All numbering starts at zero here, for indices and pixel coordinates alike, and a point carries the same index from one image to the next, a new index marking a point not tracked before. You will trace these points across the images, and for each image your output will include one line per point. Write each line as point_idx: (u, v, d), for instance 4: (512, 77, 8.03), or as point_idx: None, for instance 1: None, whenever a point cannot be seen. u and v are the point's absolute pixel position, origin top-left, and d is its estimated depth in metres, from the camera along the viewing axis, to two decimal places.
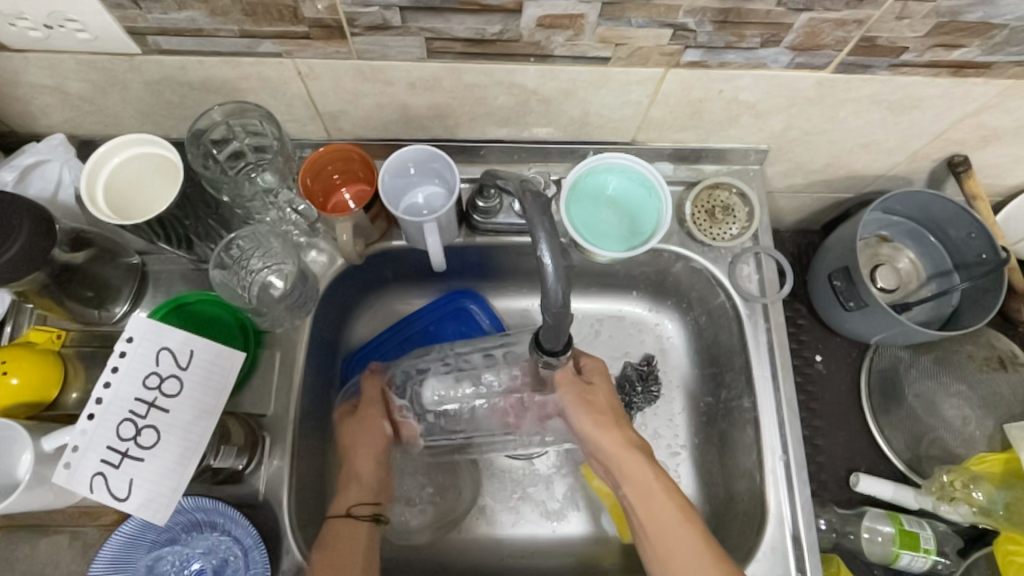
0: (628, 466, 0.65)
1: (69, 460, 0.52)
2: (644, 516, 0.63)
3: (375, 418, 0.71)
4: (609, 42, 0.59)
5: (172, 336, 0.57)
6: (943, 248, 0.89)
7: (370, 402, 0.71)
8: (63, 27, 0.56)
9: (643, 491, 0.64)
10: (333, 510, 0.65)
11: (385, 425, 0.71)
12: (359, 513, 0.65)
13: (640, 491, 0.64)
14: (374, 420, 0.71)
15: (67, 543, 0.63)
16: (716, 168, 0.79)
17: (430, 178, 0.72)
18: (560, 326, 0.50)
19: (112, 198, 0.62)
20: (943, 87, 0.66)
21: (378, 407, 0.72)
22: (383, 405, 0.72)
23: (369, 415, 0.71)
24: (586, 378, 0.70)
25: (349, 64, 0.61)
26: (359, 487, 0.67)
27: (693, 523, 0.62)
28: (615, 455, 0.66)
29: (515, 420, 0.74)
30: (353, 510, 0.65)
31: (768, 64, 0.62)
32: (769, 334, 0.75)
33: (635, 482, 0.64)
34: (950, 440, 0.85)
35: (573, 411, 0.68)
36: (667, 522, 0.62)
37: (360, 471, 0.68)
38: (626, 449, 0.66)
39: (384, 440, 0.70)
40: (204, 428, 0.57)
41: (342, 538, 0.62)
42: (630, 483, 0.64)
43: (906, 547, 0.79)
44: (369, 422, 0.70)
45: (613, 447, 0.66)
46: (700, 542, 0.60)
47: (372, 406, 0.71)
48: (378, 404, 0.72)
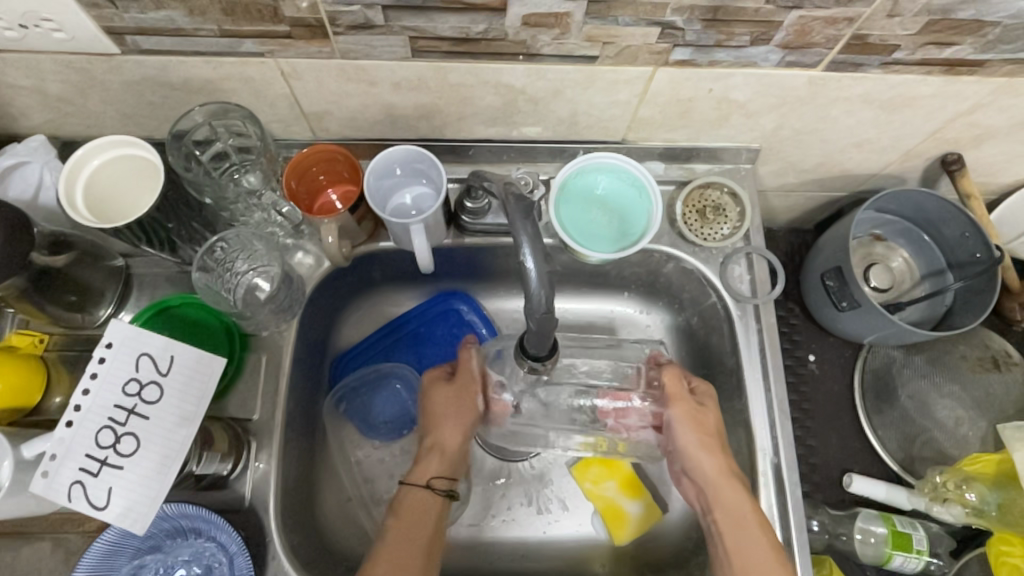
0: (725, 494, 0.64)
1: (46, 469, 0.51)
2: (731, 548, 0.62)
3: (468, 393, 0.69)
4: (596, 41, 0.58)
5: (152, 342, 0.57)
6: (937, 247, 0.88)
7: (466, 375, 0.70)
8: (38, 27, 0.55)
9: (734, 521, 0.62)
10: (413, 478, 0.66)
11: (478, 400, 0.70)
12: (436, 486, 0.66)
13: (732, 521, 0.63)
14: (468, 394, 0.69)
15: (49, 550, 0.62)
16: (707, 167, 0.78)
17: (417, 178, 0.71)
18: (544, 332, 0.50)
19: (91, 202, 0.61)
20: (935, 85, 0.65)
21: (474, 379, 0.70)
22: (480, 381, 0.70)
23: (464, 387, 0.69)
24: (697, 399, 0.69)
25: (333, 63, 0.60)
26: (441, 457, 0.67)
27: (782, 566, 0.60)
28: (712, 479, 0.65)
29: (616, 424, 0.72)
30: (431, 481, 0.66)
31: (758, 63, 0.62)
32: (761, 335, 0.74)
33: (731, 510, 0.63)
34: (943, 440, 0.85)
35: (680, 429, 0.67)
36: (755, 559, 0.60)
37: (446, 442, 0.68)
38: (727, 476, 0.65)
39: (474, 415, 0.69)
40: (185, 436, 0.56)
41: (411, 514, 0.63)
42: (723, 511, 0.63)
43: (897, 548, 0.79)
44: (465, 395, 0.69)
45: (712, 472, 0.65)
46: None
47: (468, 379, 0.69)
48: (475, 378, 0.70)
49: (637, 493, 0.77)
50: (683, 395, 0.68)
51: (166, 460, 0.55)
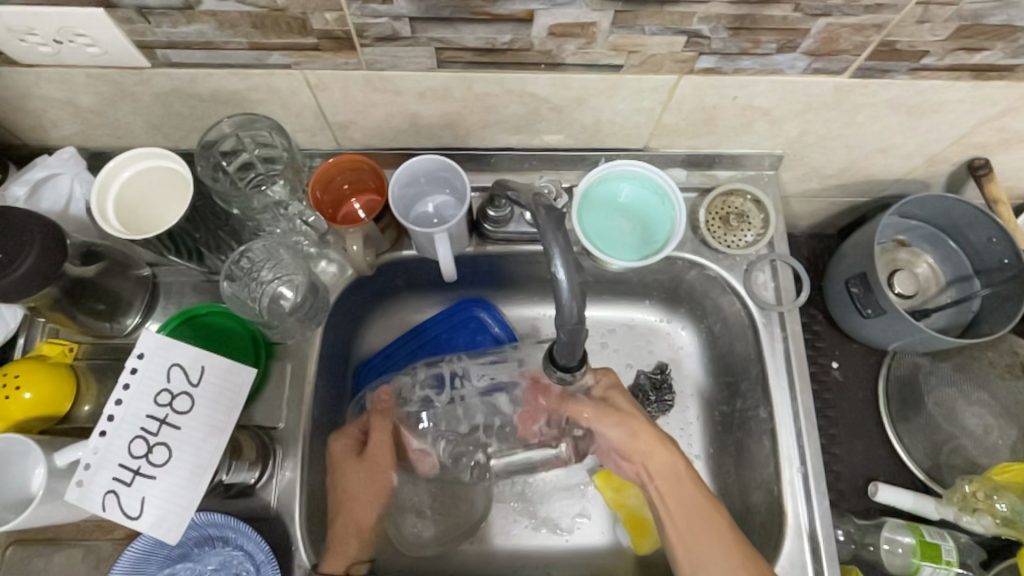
0: (655, 461, 0.68)
1: (81, 478, 0.52)
2: (676, 510, 0.65)
3: (381, 467, 0.70)
4: (621, 50, 0.58)
5: (183, 352, 0.57)
6: (963, 253, 0.87)
7: (382, 449, 0.71)
8: (72, 42, 0.55)
9: (676, 483, 0.66)
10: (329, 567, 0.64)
11: (391, 476, 0.71)
12: (355, 572, 0.65)
13: (669, 482, 0.67)
14: (382, 466, 0.70)
15: (81, 556, 0.63)
16: (730, 174, 0.78)
17: (440, 187, 0.71)
18: (575, 342, 0.50)
19: (122, 212, 0.62)
20: (965, 90, 0.64)
21: (388, 452, 0.71)
22: (393, 452, 0.71)
23: (376, 466, 0.70)
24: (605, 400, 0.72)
25: (358, 74, 0.61)
26: (356, 538, 0.66)
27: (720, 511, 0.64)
28: (646, 451, 0.68)
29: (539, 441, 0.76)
30: (351, 567, 0.65)
31: (785, 70, 0.61)
32: (786, 343, 0.73)
33: (669, 474, 0.67)
34: (972, 449, 0.84)
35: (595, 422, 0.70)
36: (700, 514, 0.64)
37: (362, 522, 0.68)
38: (658, 443, 0.68)
39: (386, 485, 0.70)
40: (216, 445, 0.57)
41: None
42: (664, 477, 0.67)
43: (927, 559, 0.77)
44: (376, 476, 0.70)
45: (647, 444, 0.69)
46: (726, 532, 0.62)
47: (379, 454, 0.70)
48: (387, 449, 0.71)
49: None
50: (617, 384, 0.73)
51: (197, 470, 0.55)
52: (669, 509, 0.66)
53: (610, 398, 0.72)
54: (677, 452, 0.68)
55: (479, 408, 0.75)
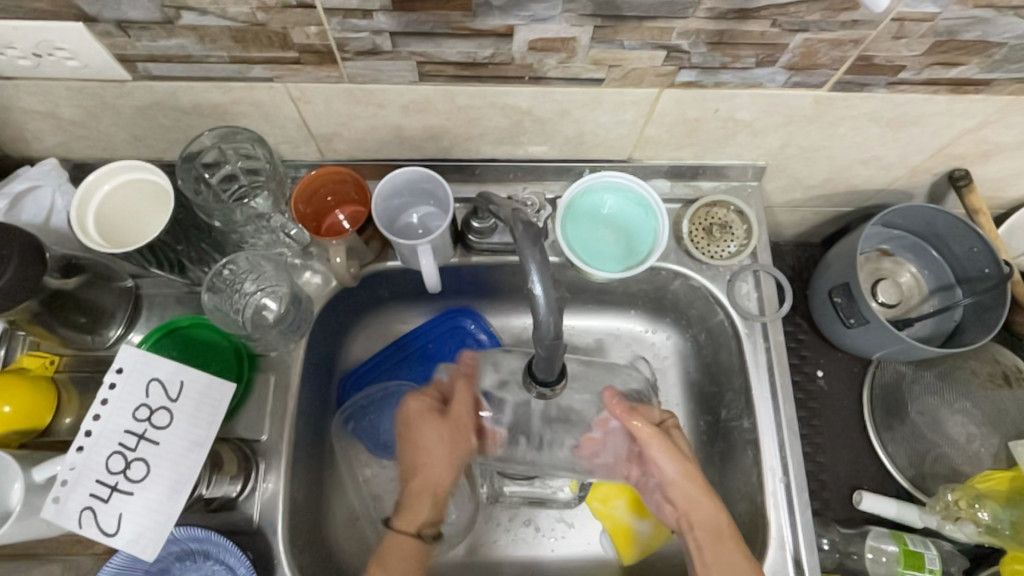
0: (697, 509, 0.64)
1: (58, 494, 0.53)
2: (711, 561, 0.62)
3: (461, 433, 0.70)
4: (602, 64, 0.58)
5: (162, 367, 0.58)
6: (945, 263, 0.87)
7: (461, 407, 0.70)
8: (52, 55, 0.55)
9: (716, 536, 0.63)
10: (400, 526, 0.67)
11: (471, 441, 0.71)
12: (424, 533, 0.67)
13: (709, 535, 0.63)
14: (462, 435, 0.71)
15: (59, 571, 0.62)
16: (714, 185, 0.78)
17: (424, 199, 0.71)
18: (553, 356, 0.50)
19: (103, 226, 0.62)
20: (942, 104, 0.65)
21: (469, 416, 0.71)
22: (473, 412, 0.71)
23: (456, 424, 0.70)
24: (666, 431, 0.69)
25: (341, 87, 0.61)
26: (429, 501, 0.69)
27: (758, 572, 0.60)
28: (694, 498, 0.65)
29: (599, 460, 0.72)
30: (422, 530, 0.67)
31: (765, 83, 0.62)
32: (769, 354, 0.74)
33: (709, 524, 0.63)
34: (954, 457, 0.84)
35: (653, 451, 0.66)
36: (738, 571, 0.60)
37: (434, 483, 0.69)
38: (700, 493, 0.65)
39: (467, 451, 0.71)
40: (194, 461, 0.57)
41: (398, 558, 0.64)
42: (705, 528, 0.63)
43: (910, 568, 0.77)
44: (456, 443, 0.70)
45: (694, 489, 0.65)
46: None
47: (464, 410, 0.70)
48: (469, 412, 0.71)
49: (645, 513, 0.76)
50: (682, 425, 0.70)
51: (174, 486, 0.56)
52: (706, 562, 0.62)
53: (672, 434, 0.68)
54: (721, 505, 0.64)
55: (522, 414, 0.70)
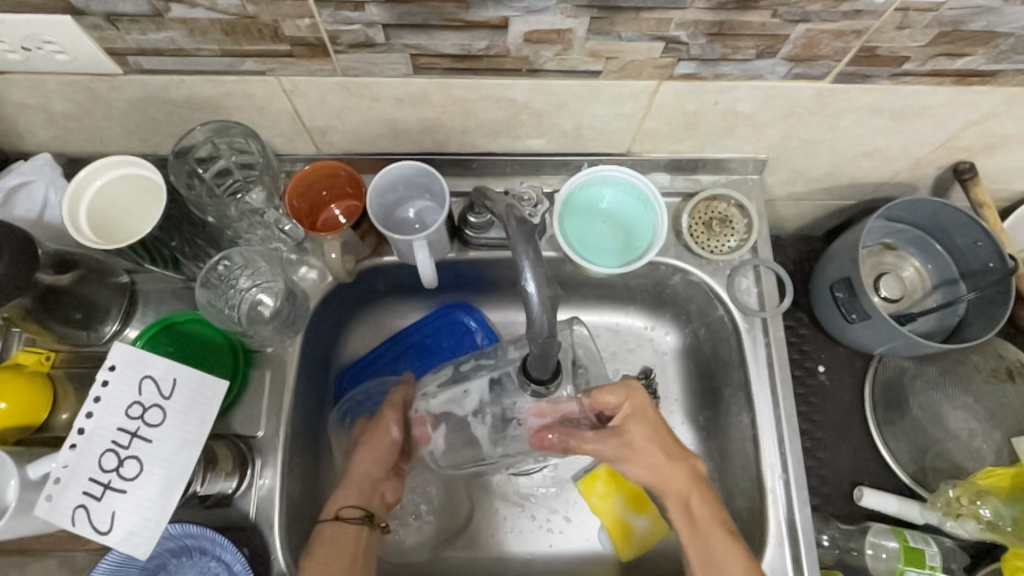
0: (672, 474, 0.64)
1: (51, 492, 0.53)
2: (693, 553, 0.62)
3: (384, 426, 0.71)
4: (599, 56, 0.57)
5: (156, 364, 0.58)
6: (950, 257, 0.86)
7: (381, 407, 0.72)
8: (41, 49, 0.55)
9: (696, 526, 0.63)
10: (324, 514, 0.65)
11: (392, 432, 0.71)
12: (349, 518, 0.65)
13: (684, 499, 0.64)
14: (382, 427, 0.71)
15: (57, 566, 0.63)
16: (714, 178, 0.77)
17: (420, 193, 0.71)
18: (547, 354, 0.50)
19: (95, 223, 0.62)
20: (947, 95, 0.64)
21: (394, 412, 0.72)
22: (399, 411, 0.72)
23: (381, 422, 0.71)
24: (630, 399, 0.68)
25: (334, 80, 0.60)
26: (355, 489, 0.67)
27: (739, 549, 0.61)
28: (667, 489, 0.64)
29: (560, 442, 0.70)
30: (341, 513, 0.65)
31: (765, 75, 0.61)
32: (769, 349, 0.73)
33: (685, 509, 0.64)
34: (957, 453, 0.83)
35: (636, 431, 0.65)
36: (720, 556, 0.61)
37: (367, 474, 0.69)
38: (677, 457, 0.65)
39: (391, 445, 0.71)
40: (187, 459, 0.56)
41: (332, 545, 0.62)
42: (683, 515, 0.64)
43: (910, 565, 0.77)
44: (376, 439, 0.70)
45: (672, 479, 0.64)
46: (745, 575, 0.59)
47: (391, 411, 0.72)
48: (395, 410, 0.72)
49: (643, 508, 0.77)
50: (641, 411, 0.65)
51: (166, 484, 0.55)
52: (692, 558, 0.62)
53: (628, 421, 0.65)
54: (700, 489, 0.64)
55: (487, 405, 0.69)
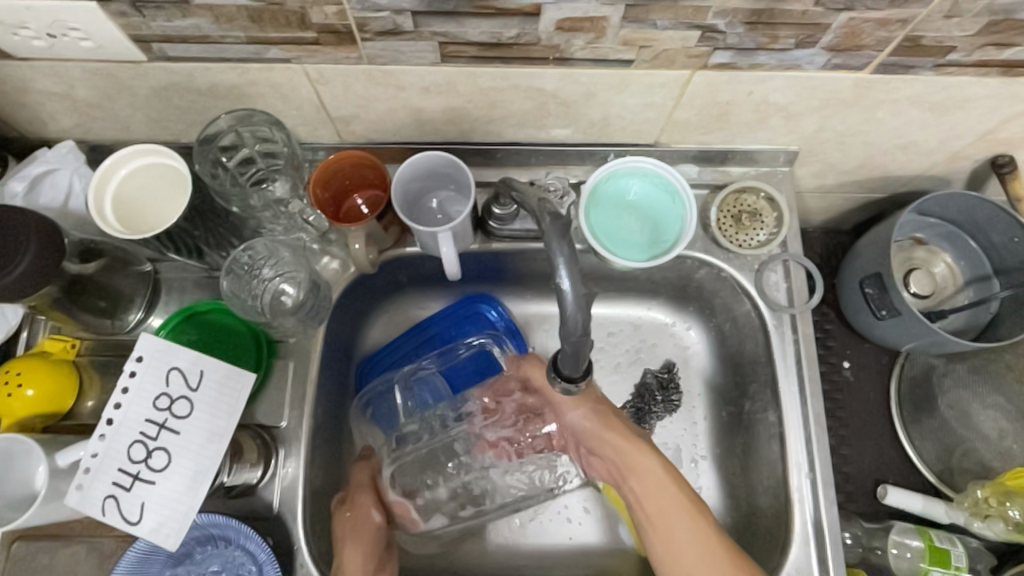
0: (635, 462, 0.68)
1: (81, 481, 0.53)
2: (646, 508, 0.66)
3: (362, 513, 0.67)
4: (632, 45, 0.56)
5: (183, 356, 0.57)
6: (984, 253, 0.84)
7: (359, 489, 0.70)
8: (66, 36, 0.54)
9: (653, 493, 0.66)
10: None
11: (373, 515, 0.68)
12: None
13: (648, 486, 0.67)
14: (361, 509, 0.68)
15: (85, 552, 0.63)
16: (743, 170, 0.75)
17: (444, 183, 0.70)
18: (579, 353, 0.49)
19: (121, 211, 0.61)
20: (992, 87, 0.62)
21: (368, 493, 0.70)
22: (371, 492, 0.70)
23: (357, 505, 0.68)
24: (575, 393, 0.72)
25: (360, 68, 0.59)
26: None
27: (693, 508, 0.65)
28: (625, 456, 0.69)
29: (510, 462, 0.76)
30: None
31: (803, 65, 0.59)
32: (797, 346, 0.72)
33: (643, 476, 0.67)
34: (985, 452, 0.82)
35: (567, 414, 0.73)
36: (672, 513, 0.65)
37: (355, 571, 0.62)
38: (632, 447, 0.69)
39: (374, 529, 0.67)
40: (216, 451, 0.57)
41: None
42: (638, 481, 0.68)
43: (936, 565, 0.75)
44: (361, 523, 0.66)
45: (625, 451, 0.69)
46: (700, 530, 0.63)
47: (363, 493, 0.69)
48: (366, 490, 0.70)
49: None
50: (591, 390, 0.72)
51: (195, 476, 0.56)
52: (647, 517, 0.66)
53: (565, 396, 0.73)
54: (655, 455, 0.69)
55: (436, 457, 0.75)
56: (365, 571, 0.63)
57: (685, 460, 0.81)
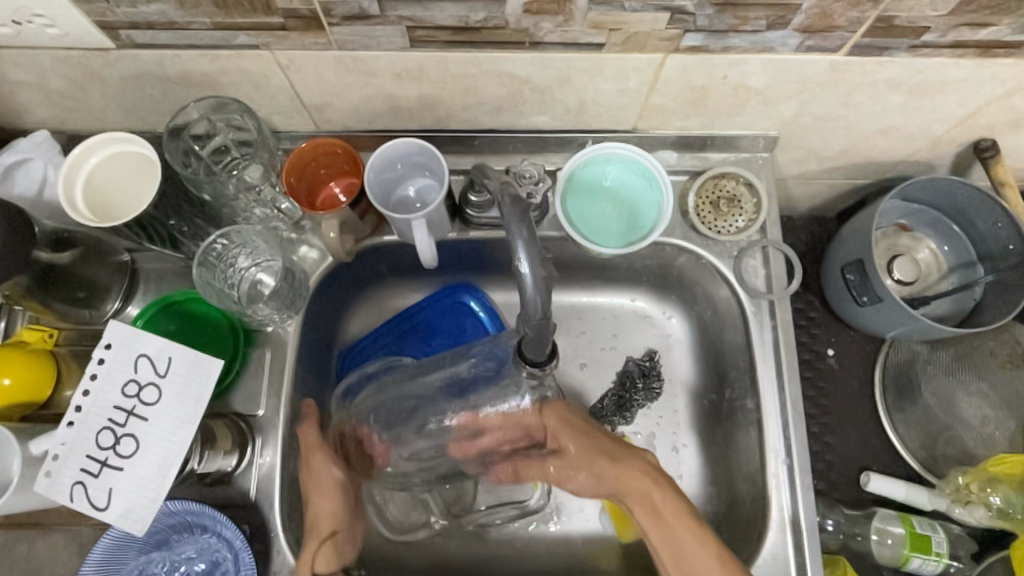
0: (634, 492, 0.62)
1: (49, 469, 0.54)
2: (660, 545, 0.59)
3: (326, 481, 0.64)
4: (602, 28, 0.55)
5: (150, 343, 0.58)
6: (968, 238, 0.83)
7: (313, 451, 0.64)
8: (31, 23, 0.54)
9: (665, 527, 0.59)
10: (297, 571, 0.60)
11: (335, 471, 0.65)
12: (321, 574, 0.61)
13: (651, 516, 0.60)
14: (322, 468, 0.64)
15: (63, 541, 0.64)
16: (723, 156, 0.75)
17: (419, 171, 0.69)
18: (542, 336, 0.53)
19: (91, 200, 0.61)
20: (969, 68, 0.61)
21: (324, 457, 0.64)
22: (326, 455, 0.65)
23: (317, 477, 0.64)
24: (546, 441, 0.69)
25: (330, 54, 0.58)
26: (325, 544, 0.62)
27: (703, 535, 0.57)
28: (623, 488, 0.63)
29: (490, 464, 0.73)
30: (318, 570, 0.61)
31: (776, 47, 0.58)
32: (776, 333, 0.71)
33: (649, 508, 0.61)
34: (968, 439, 0.82)
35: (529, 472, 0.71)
36: (689, 551, 0.57)
37: (324, 525, 0.63)
38: (633, 476, 0.62)
39: (339, 483, 0.65)
40: (183, 438, 0.57)
41: None
42: (644, 510, 0.61)
43: (916, 550, 0.76)
44: (324, 480, 0.64)
45: (620, 479, 0.63)
46: (707, 550, 0.56)
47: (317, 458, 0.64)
48: (325, 454, 0.65)
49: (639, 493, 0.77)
50: (563, 423, 0.66)
51: (162, 462, 0.56)
52: (663, 555, 0.59)
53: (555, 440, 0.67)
54: (658, 481, 0.61)
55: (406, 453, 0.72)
56: (334, 513, 0.64)
57: (666, 447, 0.81)
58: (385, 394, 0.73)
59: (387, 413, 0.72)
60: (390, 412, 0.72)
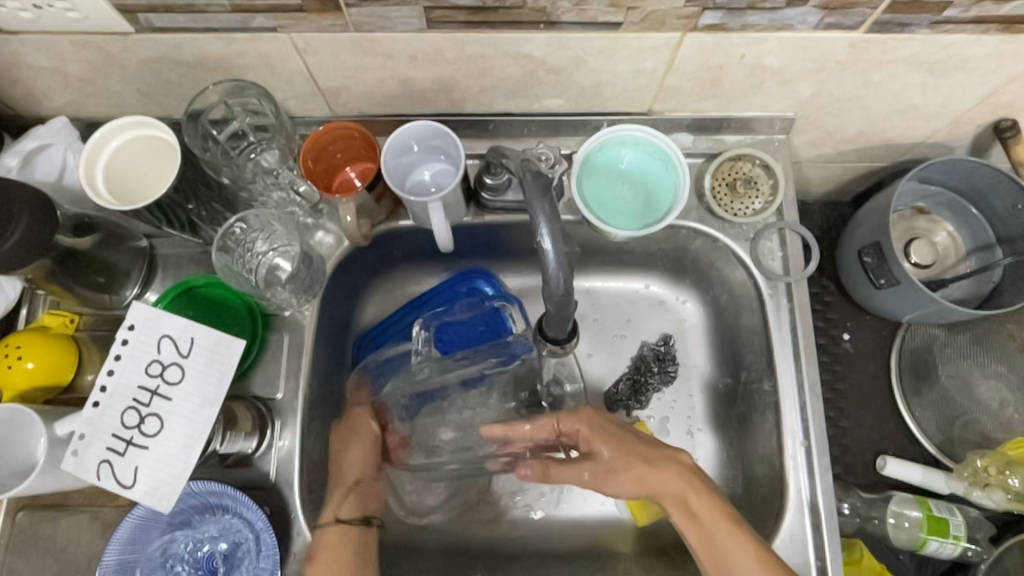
0: (667, 493, 0.63)
1: (76, 447, 0.54)
2: (700, 546, 0.61)
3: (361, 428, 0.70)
4: (620, 6, 0.55)
5: (173, 324, 0.58)
6: (986, 221, 0.83)
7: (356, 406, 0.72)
8: (52, 6, 0.54)
9: (706, 530, 0.60)
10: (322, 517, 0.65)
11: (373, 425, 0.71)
12: (347, 519, 0.65)
13: (687, 513, 0.62)
14: (360, 419, 0.71)
15: (87, 521, 0.65)
16: (739, 138, 0.74)
17: (434, 155, 0.69)
18: (563, 313, 0.53)
19: (112, 184, 0.62)
20: (991, 45, 0.60)
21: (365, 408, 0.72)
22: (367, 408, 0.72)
23: (355, 426, 0.70)
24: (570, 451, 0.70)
25: (347, 36, 0.58)
26: (353, 495, 0.67)
27: (743, 536, 0.58)
28: (656, 490, 0.64)
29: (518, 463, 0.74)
30: (341, 515, 0.65)
31: (795, 25, 0.58)
32: (793, 314, 0.71)
33: (685, 508, 0.62)
34: (986, 422, 0.81)
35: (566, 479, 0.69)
36: (727, 549, 0.58)
37: (348, 475, 0.68)
38: (664, 476, 0.63)
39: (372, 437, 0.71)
40: (207, 417, 0.58)
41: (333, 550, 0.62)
42: (682, 511, 0.62)
43: (933, 533, 0.76)
44: (360, 431, 0.70)
45: (654, 480, 0.64)
46: (747, 548, 0.58)
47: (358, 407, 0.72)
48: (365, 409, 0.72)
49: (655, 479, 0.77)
50: (598, 429, 0.67)
51: (187, 440, 0.57)
52: (700, 552, 0.61)
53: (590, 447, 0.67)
54: (693, 483, 0.62)
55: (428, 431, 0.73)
56: (365, 463, 0.69)
57: (682, 430, 0.81)
58: (410, 375, 0.75)
59: (416, 392, 0.74)
60: (420, 392, 0.74)
